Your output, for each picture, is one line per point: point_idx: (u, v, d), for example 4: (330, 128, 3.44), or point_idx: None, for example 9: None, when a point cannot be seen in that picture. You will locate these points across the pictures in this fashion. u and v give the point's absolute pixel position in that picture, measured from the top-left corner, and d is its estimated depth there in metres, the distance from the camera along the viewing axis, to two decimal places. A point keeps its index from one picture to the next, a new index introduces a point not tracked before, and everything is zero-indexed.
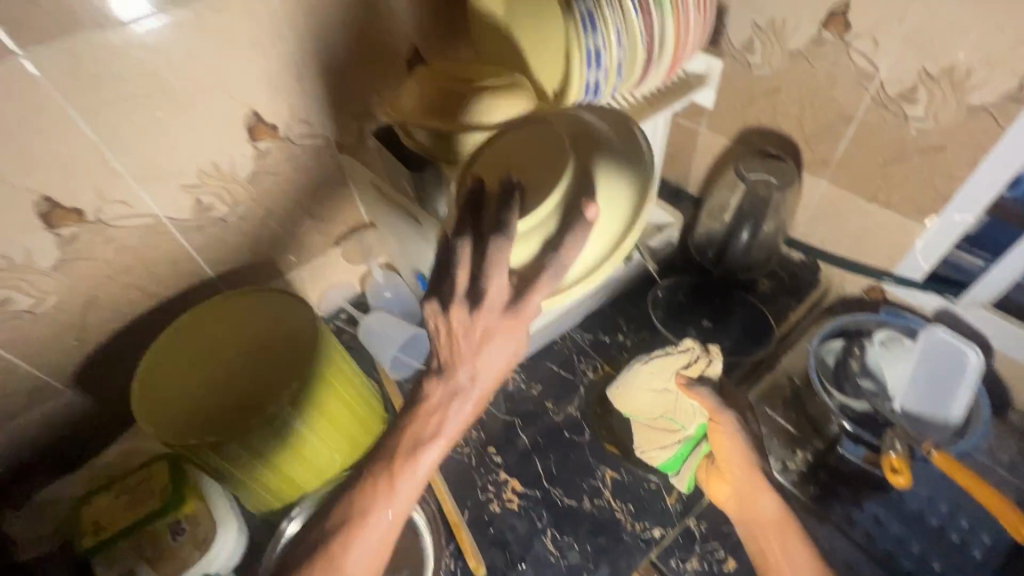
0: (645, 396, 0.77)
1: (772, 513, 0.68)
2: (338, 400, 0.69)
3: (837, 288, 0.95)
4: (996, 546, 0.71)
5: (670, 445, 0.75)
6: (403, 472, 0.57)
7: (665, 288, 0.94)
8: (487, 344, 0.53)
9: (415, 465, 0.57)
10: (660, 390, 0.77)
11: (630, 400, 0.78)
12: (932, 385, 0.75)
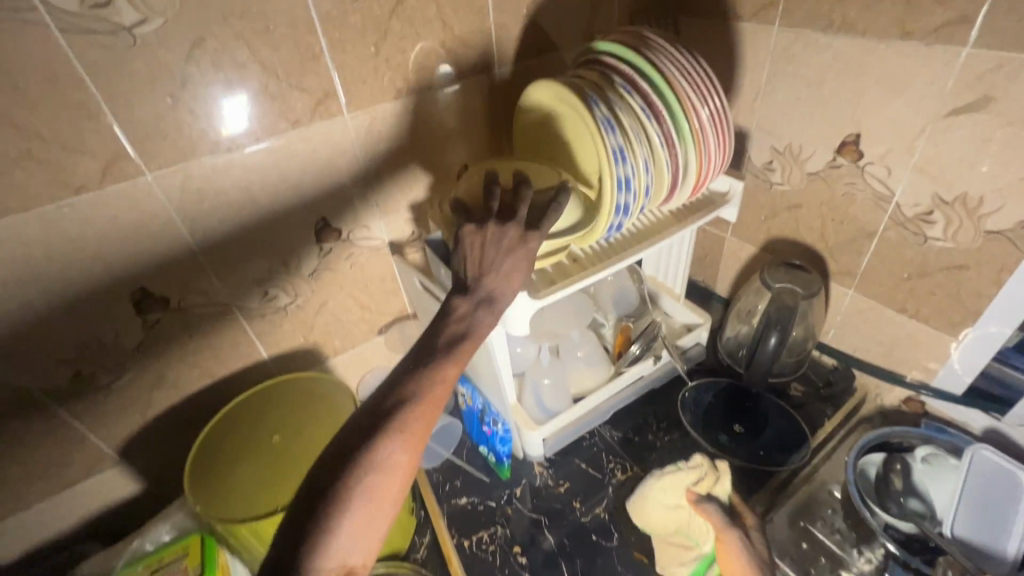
0: (659, 512, 0.76)
1: None
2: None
3: (874, 397, 0.94)
4: None
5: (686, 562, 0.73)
6: (419, 389, 0.51)
7: (694, 390, 0.95)
8: (515, 254, 0.58)
9: (426, 385, 0.52)
10: (672, 506, 0.75)
11: (643, 514, 0.76)
12: (982, 509, 0.71)
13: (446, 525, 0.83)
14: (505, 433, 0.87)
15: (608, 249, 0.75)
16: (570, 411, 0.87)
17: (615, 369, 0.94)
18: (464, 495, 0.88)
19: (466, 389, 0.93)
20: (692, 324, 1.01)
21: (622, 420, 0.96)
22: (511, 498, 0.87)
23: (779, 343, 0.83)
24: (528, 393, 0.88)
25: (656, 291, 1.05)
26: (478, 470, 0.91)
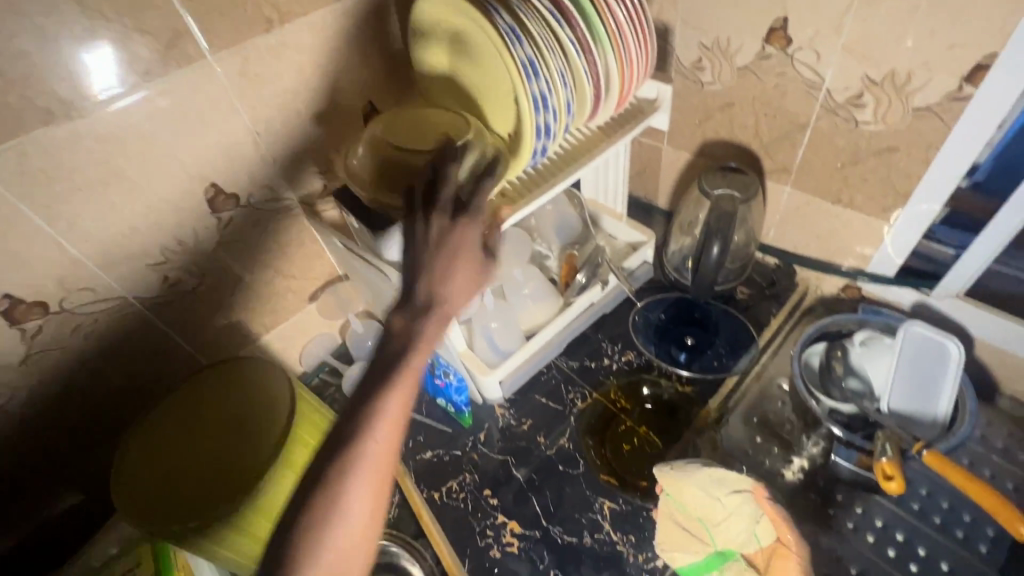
0: (699, 500, 0.70)
1: None
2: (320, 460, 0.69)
3: (815, 289, 0.95)
4: (998, 538, 0.71)
5: (698, 553, 0.68)
6: (364, 433, 0.46)
7: (645, 310, 0.96)
8: (455, 260, 0.53)
9: (374, 420, 0.46)
10: (714, 497, 0.69)
11: (679, 492, 0.71)
12: (915, 382, 0.74)
13: (414, 482, 0.83)
14: (459, 383, 0.84)
15: (534, 176, 0.70)
16: (523, 348, 0.86)
17: (564, 300, 0.92)
18: (429, 449, 0.87)
19: None
20: (636, 243, 0.99)
21: (577, 349, 0.95)
22: (477, 444, 0.86)
23: (721, 253, 0.82)
24: (478, 338, 0.86)
25: (597, 214, 1.01)
26: (439, 423, 0.89)
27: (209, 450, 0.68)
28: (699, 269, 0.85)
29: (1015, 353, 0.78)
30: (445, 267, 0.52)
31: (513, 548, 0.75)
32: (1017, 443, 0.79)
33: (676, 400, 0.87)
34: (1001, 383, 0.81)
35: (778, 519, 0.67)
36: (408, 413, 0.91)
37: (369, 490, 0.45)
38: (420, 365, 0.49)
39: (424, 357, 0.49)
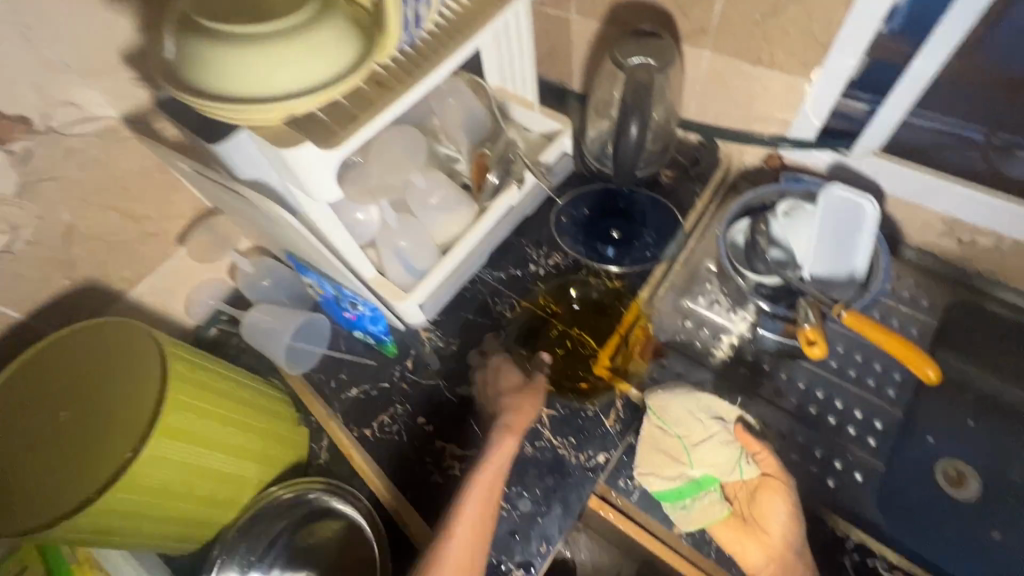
0: (683, 417, 0.71)
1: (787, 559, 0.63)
2: (207, 420, 0.60)
3: (738, 162, 0.91)
4: (904, 381, 0.77)
5: (676, 475, 0.69)
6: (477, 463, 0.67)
7: (567, 206, 0.89)
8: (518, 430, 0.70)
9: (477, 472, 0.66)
10: (703, 420, 0.70)
11: (667, 414, 0.71)
12: (835, 245, 0.74)
13: (342, 422, 0.77)
14: (373, 312, 0.77)
15: (414, 55, 0.57)
16: (441, 263, 0.76)
17: (480, 206, 0.83)
18: (354, 385, 0.80)
19: (314, 279, 0.78)
20: (551, 133, 0.89)
21: (501, 259, 0.88)
22: (405, 374, 0.80)
23: (641, 131, 0.74)
24: (389, 262, 0.76)
25: (505, 102, 0.88)
26: (359, 356, 0.82)
27: (65, 431, 0.55)
28: (619, 153, 0.77)
29: (923, 204, 0.78)
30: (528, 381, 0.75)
31: (455, 471, 0.73)
32: (923, 291, 0.82)
33: (607, 298, 0.83)
34: (911, 236, 0.83)
35: (762, 453, 0.69)
36: (325, 352, 0.83)
37: (478, 522, 0.63)
38: (491, 464, 0.67)
39: (494, 466, 0.67)
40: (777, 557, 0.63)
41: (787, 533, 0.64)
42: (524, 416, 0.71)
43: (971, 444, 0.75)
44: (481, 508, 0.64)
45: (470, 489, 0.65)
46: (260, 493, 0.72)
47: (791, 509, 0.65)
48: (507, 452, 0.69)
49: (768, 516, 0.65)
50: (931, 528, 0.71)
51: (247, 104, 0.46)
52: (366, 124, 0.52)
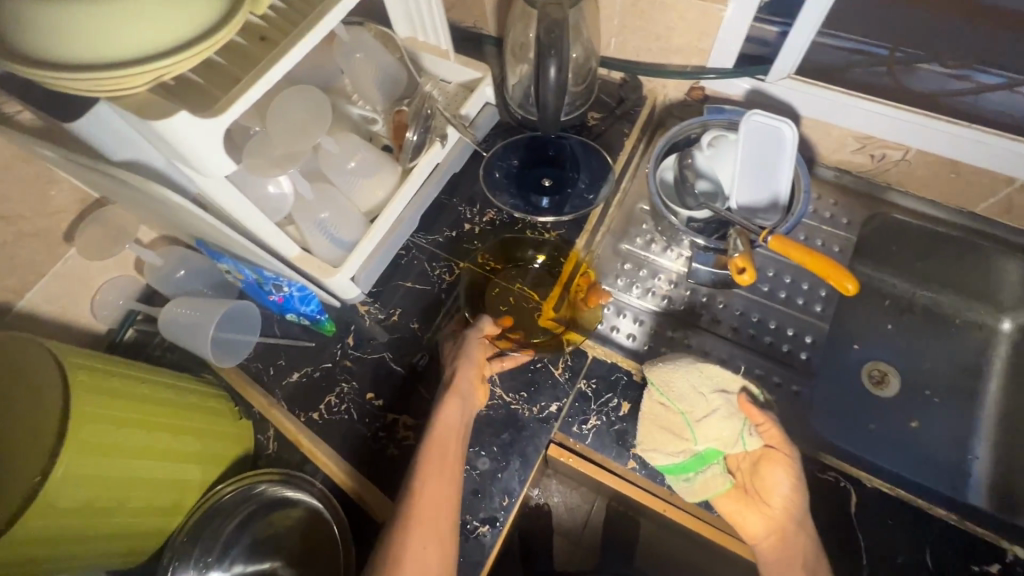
0: (686, 392, 0.67)
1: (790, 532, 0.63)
2: (125, 428, 0.56)
3: (662, 98, 0.91)
4: (829, 296, 0.81)
5: (680, 450, 0.66)
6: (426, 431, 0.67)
7: (497, 157, 0.86)
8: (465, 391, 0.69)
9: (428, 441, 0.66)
10: (706, 394, 0.67)
11: (668, 386, 0.67)
12: (756, 172, 0.75)
13: (287, 409, 0.75)
14: (301, 292, 0.73)
15: (295, 4, 0.52)
16: (369, 232, 0.72)
17: (405, 168, 0.77)
18: (295, 370, 0.77)
19: (230, 264, 0.73)
20: (470, 83, 0.85)
21: (434, 221, 0.85)
22: (346, 350, 0.77)
23: (560, 73, 0.70)
24: (312, 237, 0.71)
25: (418, 53, 0.84)
26: (298, 339, 0.79)
27: None
28: (539, 98, 0.74)
29: (836, 123, 0.80)
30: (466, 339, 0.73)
31: (410, 440, 0.72)
32: (842, 208, 0.86)
33: (545, 249, 0.82)
34: (828, 156, 0.86)
35: (767, 423, 0.65)
36: (260, 339, 0.79)
37: (438, 492, 0.63)
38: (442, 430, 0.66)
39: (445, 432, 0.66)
40: (779, 529, 0.62)
41: (790, 504, 0.63)
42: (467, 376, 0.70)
43: (883, 345, 0.87)
44: (437, 477, 0.64)
45: (422, 460, 0.65)
46: (208, 492, 0.69)
47: (794, 480, 0.64)
48: (454, 416, 0.67)
49: (771, 488, 0.64)
50: (851, 420, 0.82)
51: (99, 71, 0.40)
52: (252, 84, 0.47)
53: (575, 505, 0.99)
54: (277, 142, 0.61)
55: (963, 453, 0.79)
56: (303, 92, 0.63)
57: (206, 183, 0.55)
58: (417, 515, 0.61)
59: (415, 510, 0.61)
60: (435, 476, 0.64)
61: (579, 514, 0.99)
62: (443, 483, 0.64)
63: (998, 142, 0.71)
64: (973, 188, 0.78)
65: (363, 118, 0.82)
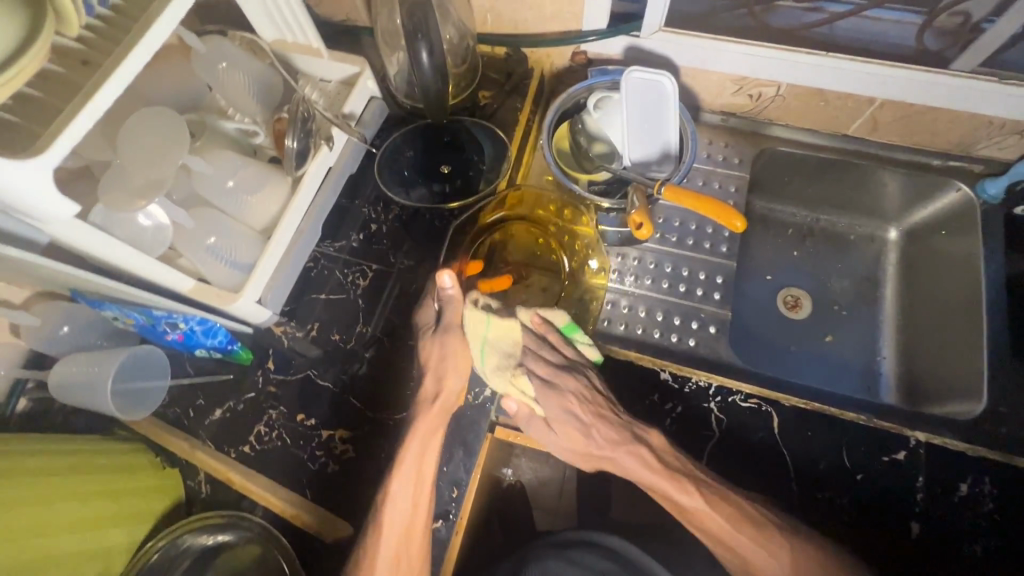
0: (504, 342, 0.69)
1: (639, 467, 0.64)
2: (16, 508, 0.54)
3: (549, 67, 0.91)
4: (732, 235, 0.85)
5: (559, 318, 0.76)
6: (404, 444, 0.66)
7: (390, 149, 0.83)
8: (445, 393, 0.67)
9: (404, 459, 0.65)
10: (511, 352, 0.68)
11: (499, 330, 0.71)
12: (644, 126, 0.77)
13: (215, 447, 0.71)
14: (203, 325, 0.69)
15: (111, 26, 0.49)
16: (266, 249, 0.68)
17: (294, 177, 0.73)
18: (216, 407, 0.73)
19: (115, 311, 0.68)
20: (350, 78, 0.81)
21: (338, 227, 0.82)
22: (268, 376, 0.75)
23: (433, 56, 0.68)
24: (204, 266, 0.66)
25: (288, 55, 0.79)
26: (214, 374, 0.75)
27: None
28: (418, 82, 0.72)
29: (712, 69, 0.83)
30: (449, 348, 0.67)
31: (349, 452, 0.70)
32: (732, 149, 0.90)
33: (456, 236, 0.81)
34: (711, 102, 0.89)
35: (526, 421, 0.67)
36: (173, 382, 0.74)
37: (411, 516, 0.64)
38: (413, 442, 0.66)
39: (417, 442, 0.65)
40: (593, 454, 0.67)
41: (579, 422, 0.65)
42: (448, 392, 0.67)
43: (792, 270, 0.92)
44: (410, 501, 0.64)
45: (395, 488, 0.64)
46: (135, 554, 0.65)
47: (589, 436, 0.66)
48: (430, 438, 0.66)
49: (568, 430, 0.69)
50: (769, 345, 0.87)
51: None
52: (81, 111, 0.45)
53: (547, 478, 0.90)
54: (134, 172, 0.57)
55: (873, 356, 0.85)
56: (159, 112, 0.59)
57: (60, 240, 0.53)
58: (391, 530, 0.63)
59: (387, 534, 0.63)
60: (410, 503, 0.64)
61: (553, 486, 0.90)
62: (414, 507, 0.64)
63: (855, 67, 0.76)
64: (841, 112, 0.84)
65: (240, 131, 0.75)
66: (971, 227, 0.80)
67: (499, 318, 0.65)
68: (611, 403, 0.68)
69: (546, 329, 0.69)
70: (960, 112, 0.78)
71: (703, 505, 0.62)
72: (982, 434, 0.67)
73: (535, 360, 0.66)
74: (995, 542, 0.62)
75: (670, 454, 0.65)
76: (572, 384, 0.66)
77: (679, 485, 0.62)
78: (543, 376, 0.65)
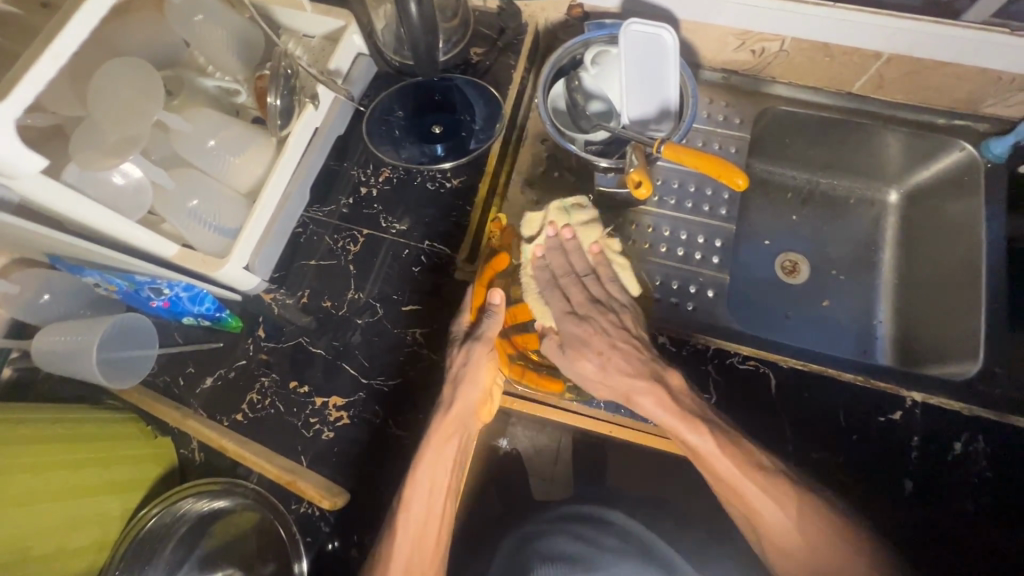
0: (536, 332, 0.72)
1: (646, 403, 0.62)
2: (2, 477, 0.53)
3: (544, 20, 0.87)
4: (732, 198, 0.83)
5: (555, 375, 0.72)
6: (421, 452, 0.64)
7: (379, 110, 0.80)
8: (462, 389, 0.65)
9: (421, 471, 0.64)
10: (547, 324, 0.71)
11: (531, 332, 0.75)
12: (643, 82, 0.73)
13: (206, 416, 0.70)
14: (189, 292, 0.67)
15: None
16: (251, 213, 0.65)
17: (279, 138, 0.70)
18: (207, 375, 0.72)
19: (95, 277, 0.66)
20: (335, 33, 0.77)
21: (325, 192, 0.79)
22: (258, 344, 0.73)
23: (422, 7, 0.64)
24: (188, 231, 0.63)
25: (267, 8, 0.76)
26: (203, 343, 0.74)
27: None
28: (407, 35, 0.68)
29: (715, 21, 0.79)
30: (474, 356, 0.66)
31: (344, 419, 0.69)
32: (733, 108, 0.87)
33: (448, 199, 0.79)
34: (713, 58, 0.86)
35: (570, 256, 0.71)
36: (162, 350, 0.72)
37: (426, 525, 0.62)
38: (430, 452, 0.64)
39: (437, 454, 0.64)
40: (644, 371, 0.64)
41: (595, 344, 0.66)
42: (467, 403, 0.65)
43: (791, 235, 0.90)
44: (425, 511, 0.63)
45: (411, 499, 0.62)
46: (130, 522, 0.65)
47: (609, 342, 0.66)
48: (447, 446, 0.65)
49: (581, 355, 0.66)
50: (769, 307, 0.86)
51: None
52: (40, 56, 0.42)
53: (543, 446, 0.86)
54: (107, 128, 0.54)
55: (869, 320, 0.85)
56: (126, 63, 0.56)
57: (27, 199, 0.50)
58: (404, 536, 0.61)
59: (399, 540, 0.61)
60: (424, 509, 0.63)
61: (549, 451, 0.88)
62: (428, 515, 0.63)
63: (862, 18, 0.73)
64: (846, 68, 0.81)
65: (220, 90, 0.73)
66: (974, 187, 0.79)
67: (577, 222, 0.72)
68: (642, 343, 0.67)
69: (604, 266, 0.72)
70: (968, 67, 0.75)
71: (711, 446, 0.59)
72: (978, 394, 0.68)
73: (555, 254, 0.71)
74: (986, 499, 0.63)
75: (687, 396, 0.63)
76: (596, 321, 0.68)
77: (690, 424, 0.60)
78: (555, 272, 0.71)
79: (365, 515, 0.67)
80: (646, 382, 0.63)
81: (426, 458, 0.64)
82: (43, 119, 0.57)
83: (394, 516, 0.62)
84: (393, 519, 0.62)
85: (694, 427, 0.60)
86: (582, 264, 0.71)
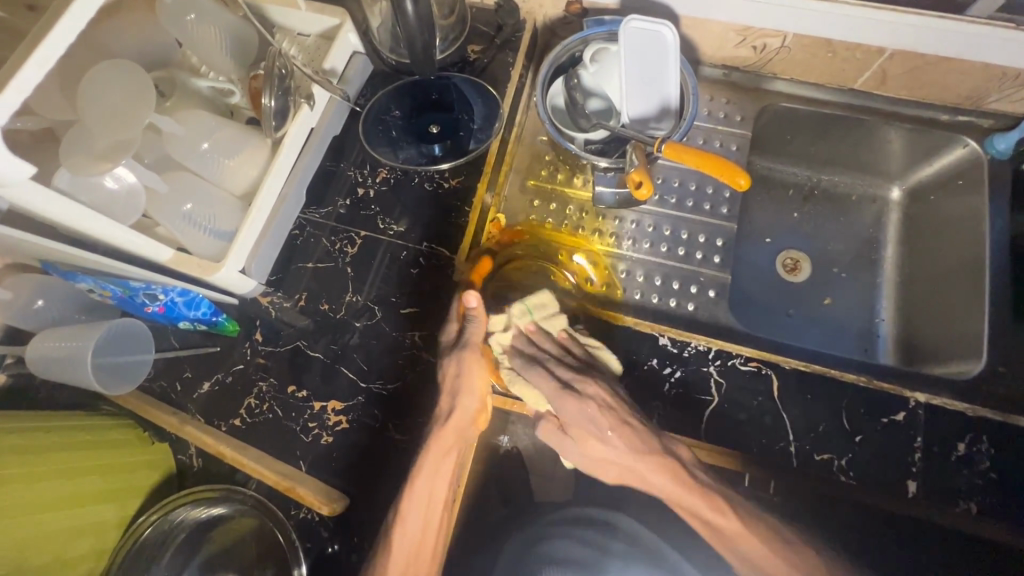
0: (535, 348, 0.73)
1: (663, 485, 0.59)
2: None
3: (542, 17, 0.85)
4: (733, 197, 0.82)
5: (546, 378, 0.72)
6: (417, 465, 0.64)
7: (375, 109, 0.79)
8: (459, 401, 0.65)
9: (418, 484, 0.63)
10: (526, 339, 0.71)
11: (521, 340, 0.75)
12: (642, 80, 0.72)
13: (204, 421, 0.69)
14: (185, 297, 0.66)
15: None
16: (246, 216, 0.64)
17: (273, 139, 0.69)
18: (204, 380, 0.72)
19: (89, 283, 0.65)
20: (329, 31, 0.76)
21: (321, 193, 0.79)
22: (256, 348, 0.73)
23: (418, 5, 0.63)
24: (183, 234, 0.62)
25: (261, 6, 0.74)
26: (199, 347, 0.73)
27: None
28: (403, 33, 0.67)
29: (716, 17, 0.78)
30: (466, 365, 0.65)
31: (343, 422, 0.69)
32: (733, 105, 0.86)
33: (446, 200, 0.78)
34: (713, 54, 0.85)
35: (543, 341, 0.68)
36: (158, 355, 0.72)
37: (422, 536, 0.63)
38: (427, 464, 0.64)
39: (433, 467, 0.64)
40: (654, 450, 0.60)
41: (597, 429, 0.61)
42: (463, 415, 0.65)
43: (793, 233, 0.90)
44: (421, 524, 0.63)
45: (408, 512, 0.62)
46: (128, 528, 0.65)
47: (612, 412, 0.62)
48: (444, 458, 0.65)
49: (584, 433, 0.62)
50: (770, 306, 0.85)
51: None
52: (26, 60, 0.41)
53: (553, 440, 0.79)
54: (99, 132, 0.53)
55: (872, 319, 0.84)
56: (116, 66, 0.55)
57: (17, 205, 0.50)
58: (400, 548, 0.61)
59: (395, 554, 0.61)
60: (421, 523, 0.63)
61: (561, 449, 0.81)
62: (424, 528, 0.63)
63: (864, 13, 0.72)
64: (849, 64, 0.80)
65: (214, 90, 0.71)
66: (977, 184, 0.78)
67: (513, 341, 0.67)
68: (635, 413, 0.63)
69: (572, 345, 0.69)
70: (972, 63, 0.74)
71: (739, 526, 0.57)
72: (981, 394, 0.67)
73: (523, 347, 0.67)
74: (989, 499, 0.63)
75: (699, 467, 0.61)
76: (593, 397, 0.63)
77: (715, 505, 0.58)
78: (530, 358, 0.66)
79: (364, 520, 0.66)
80: (660, 462, 0.59)
81: (423, 471, 0.64)
82: (33, 123, 0.56)
83: (390, 527, 0.63)
84: (388, 533, 0.62)
85: (717, 506, 0.58)
86: (552, 347, 0.68)
